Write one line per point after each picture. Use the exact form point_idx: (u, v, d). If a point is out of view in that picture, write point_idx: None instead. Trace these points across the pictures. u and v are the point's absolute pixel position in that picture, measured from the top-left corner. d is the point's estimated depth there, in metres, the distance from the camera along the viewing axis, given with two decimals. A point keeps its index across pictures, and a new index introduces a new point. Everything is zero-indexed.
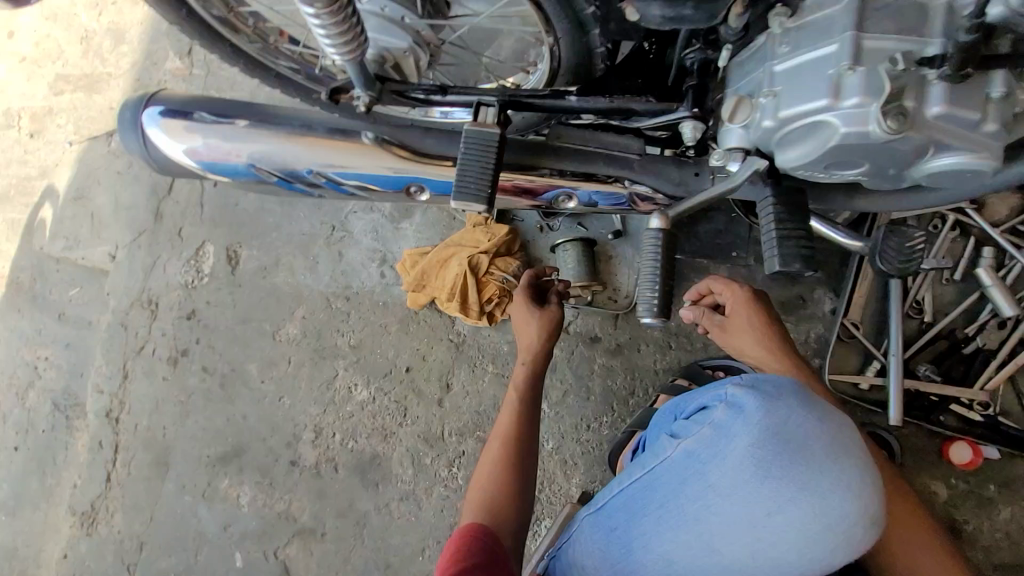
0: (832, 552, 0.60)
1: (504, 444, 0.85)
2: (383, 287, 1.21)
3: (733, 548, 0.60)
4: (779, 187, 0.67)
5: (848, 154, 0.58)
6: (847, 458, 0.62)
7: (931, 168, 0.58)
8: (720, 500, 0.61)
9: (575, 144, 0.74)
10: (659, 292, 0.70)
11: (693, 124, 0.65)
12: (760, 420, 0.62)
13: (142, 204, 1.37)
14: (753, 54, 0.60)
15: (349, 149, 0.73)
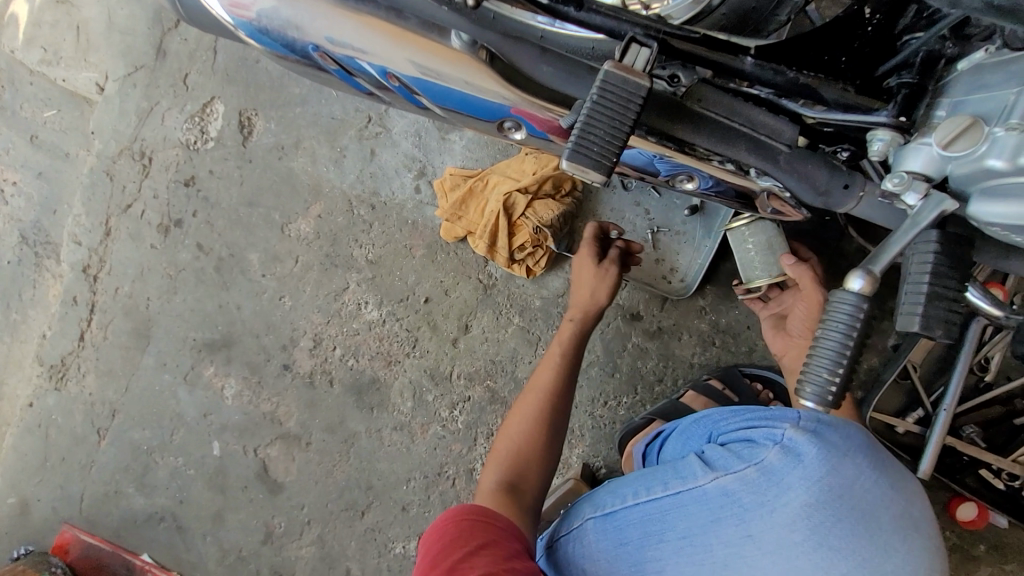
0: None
1: (530, 422, 0.78)
2: (415, 203, 1.07)
3: None
4: (945, 233, 0.56)
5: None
6: (902, 532, 0.54)
7: None
8: (763, 559, 0.53)
9: (717, 114, 0.57)
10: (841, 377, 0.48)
11: (890, 136, 0.52)
12: (822, 481, 0.53)
13: (141, 31, 1.13)
14: (1004, 64, 0.47)
15: (434, 54, 0.55)
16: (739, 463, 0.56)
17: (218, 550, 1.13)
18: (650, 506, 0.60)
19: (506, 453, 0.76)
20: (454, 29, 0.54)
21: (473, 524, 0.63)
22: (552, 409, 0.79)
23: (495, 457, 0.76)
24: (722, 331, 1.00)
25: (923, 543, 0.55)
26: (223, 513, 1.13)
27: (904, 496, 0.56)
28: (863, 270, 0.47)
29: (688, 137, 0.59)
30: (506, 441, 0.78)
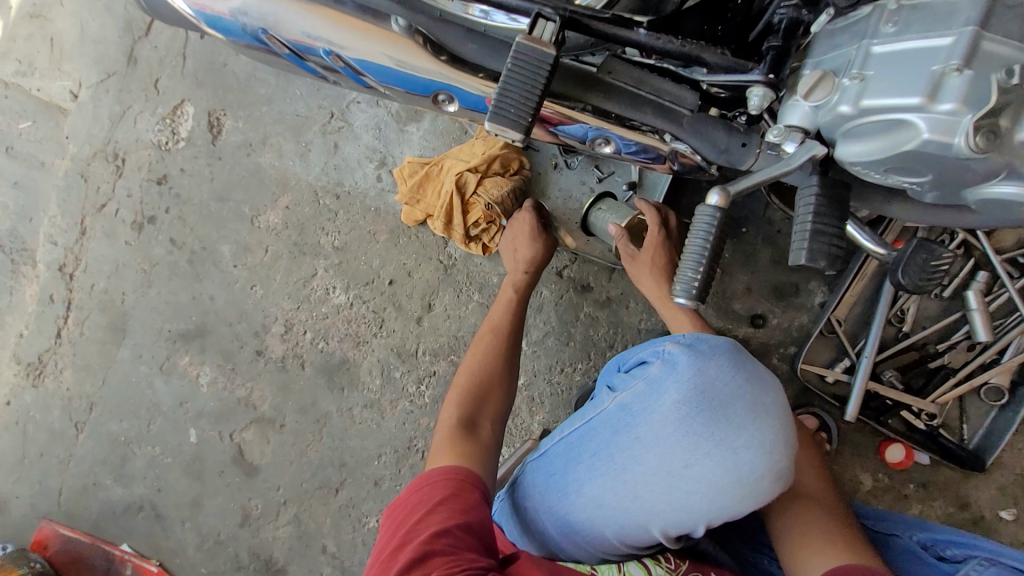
0: (742, 504, 0.59)
1: (481, 365, 0.86)
2: (377, 191, 1.14)
3: (653, 494, 0.61)
4: (825, 178, 0.65)
5: (914, 160, 0.55)
6: (762, 418, 0.60)
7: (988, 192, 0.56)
8: (646, 453, 0.62)
9: (626, 84, 0.66)
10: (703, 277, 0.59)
11: (763, 91, 0.59)
12: (688, 379, 0.62)
13: (113, 40, 1.20)
14: (851, 26, 0.56)
15: (373, 34, 0.63)
16: (631, 381, 0.66)
17: (196, 535, 1.16)
18: (568, 435, 0.70)
19: (462, 389, 0.83)
20: (392, 15, 0.62)
21: (425, 489, 0.65)
22: (495, 356, 0.87)
23: (453, 394, 0.82)
24: None
25: (783, 425, 0.61)
26: (201, 499, 1.17)
27: (767, 390, 0.62)
28: (712, 191, 0.58)
29: (604, 106, 0.68)
30: (461, 383, 0.84)
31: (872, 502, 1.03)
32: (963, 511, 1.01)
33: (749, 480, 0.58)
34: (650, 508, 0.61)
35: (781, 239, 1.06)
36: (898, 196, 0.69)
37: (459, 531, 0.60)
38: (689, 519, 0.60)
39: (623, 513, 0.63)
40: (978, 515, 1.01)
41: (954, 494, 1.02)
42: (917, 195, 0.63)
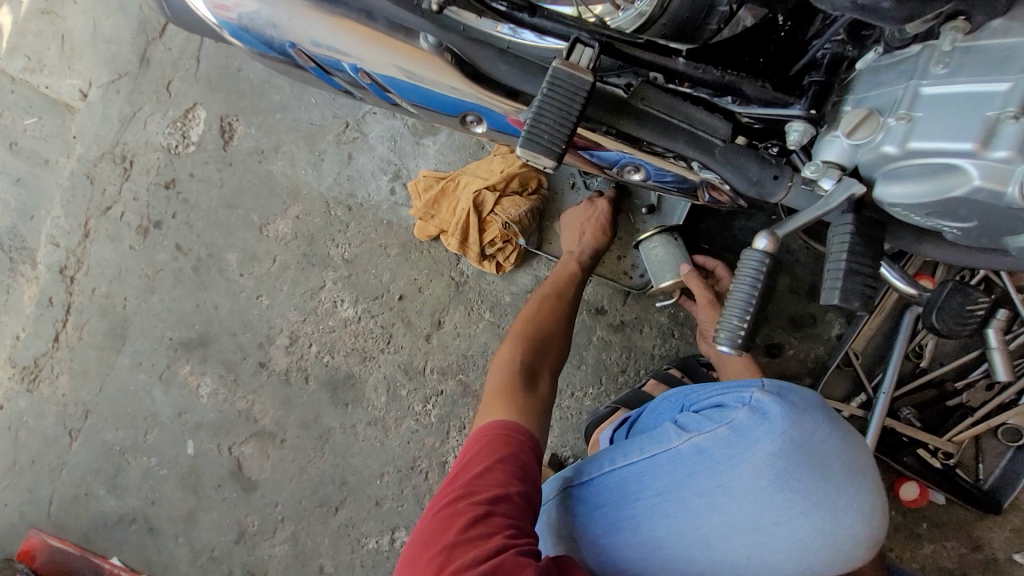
0: (826, 565, 0.59)
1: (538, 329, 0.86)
2: (390, 205, 1.11)
3: (731, 548, 0.59)
4: (860, 217, 0.62)
5: (963, 205, 0.53)
6: (856, 480, 0.59)
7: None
8: (729, 506, 0.59)
9: (658, 111, 0.64)
10: (749, 323, 0.56)
11: (803, 127, 0.59)
12: (785, 433, 0.58)
13: (126, 40, 1.18)
14: (897, 64, 0.55)
15: (402, 51, 0.61)
16: (710, 424, 0.63)
17: (190, 551, 1.13)
18: (630, 471, 0.66)
19: (522, 343, 0.84)
20: (422, 32, 0.60)
21: (484, 441, 0.65)
22: (550, 319, 0.88)
23: (512, 344, 0.84)
24: (681, 324, 1.06)
25: (876, 487, 0.60)
26: (196, 513, 1.14)
27: (860, 449, 0.61)
28: (759, 234, 0.57)
29: (635, 132, 0.66)
30: (518, 340, 0.85)
31: (885, 540, 1.01)
32: (976, 552, 1.00)
33: (837, 542, 0.58)
34: (728, 564, 0.59)
35: (799, 268, 1.04)
36: (931, 236, 0.67)
37: (517, 497, 0.60)
38: (765, 575, 0.59)
39: (693, 565, 0.61)
40: (991, 557, 1.00)
41: (967, 534, 1.00)
42: (950, 237, 0.62)
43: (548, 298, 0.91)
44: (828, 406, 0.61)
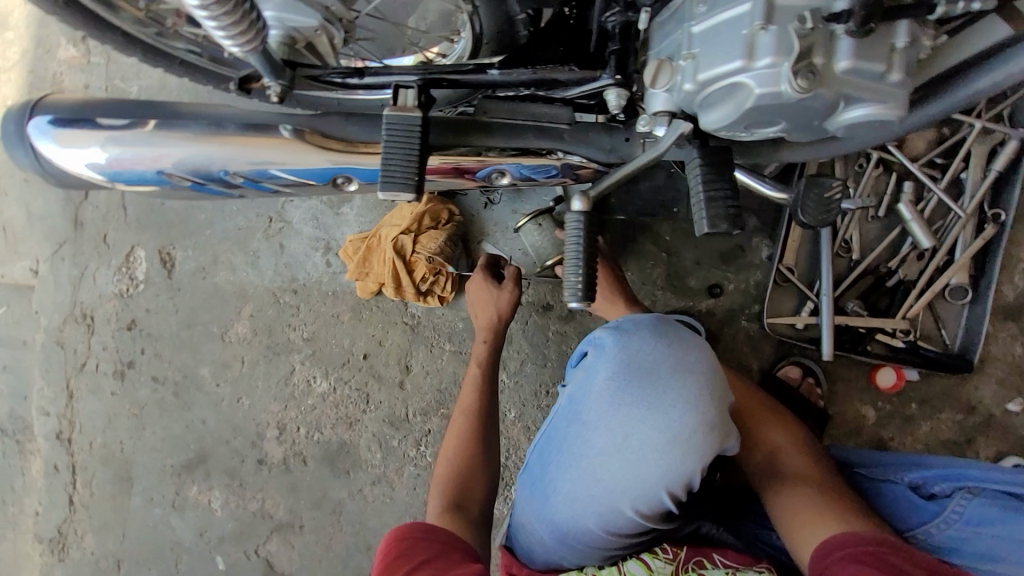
0: (686, 462, 0.64)
1: (460, 449, 0.89)
2: (330, 276, 1.18)
3: (605, 472, 0.66)
4: (705, 148, 0.69)
5: (765, 108, 0.56)
6: (687, 378, 0.66)
7: (843, 121, 0.58)
8: (597, 437, 0.67)
9: (502, 118, 0.72)
10: (584, 276, 0.76)
11: (617, 91, 0.65)
12: (616, 356, 0.69)
13: (57, 212, 1.26)
14: (674, 14, 0.61)
15: (265, 145, 0.69)
16: (574, 373, 0.74)
17: None
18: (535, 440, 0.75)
19: (448, 478, 0.85)
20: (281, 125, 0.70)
21: (407, 539, 0.70)
22: (471, 427, 0.91)
23: (438, 483, 0.85)
24: None
25: (706, 377, 0.67)
26: None
27: (689, 348, 0.69)
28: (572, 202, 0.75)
29: (487, 143, 0.72)
30: (444, 468, 0.87)
31: (881, 432, 1.03)
32: (971, 414, 1.01)
33: (684, 435, 0.64)
34: (615, 489, 0.65)
35: None
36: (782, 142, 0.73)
37: None
38: (642, 488, 0.65)
39: (587, 500, 0.67)
40: (986, 414, 1.01)
41: (957, 401, 1.02)
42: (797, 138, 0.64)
43: (470, 399, 0.94)
44: (653, 323, 0.70)
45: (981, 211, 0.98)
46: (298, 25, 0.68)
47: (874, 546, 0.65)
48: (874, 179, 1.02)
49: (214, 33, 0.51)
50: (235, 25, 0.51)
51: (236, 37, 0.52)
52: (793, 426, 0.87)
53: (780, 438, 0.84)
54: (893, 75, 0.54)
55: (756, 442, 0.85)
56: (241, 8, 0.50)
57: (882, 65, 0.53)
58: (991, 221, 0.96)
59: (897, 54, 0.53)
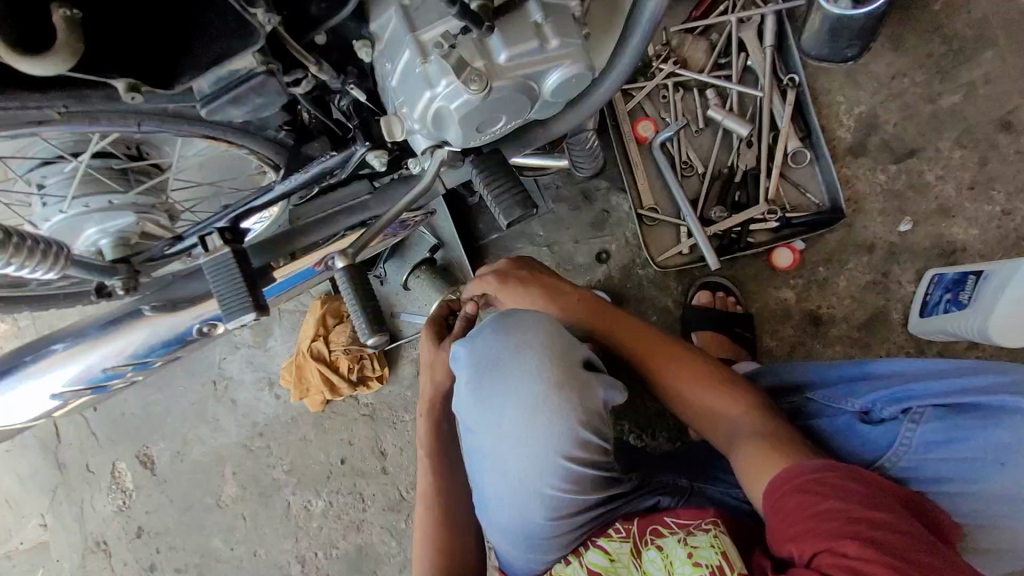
0: (558, 421, 0.71)
1: (435, 514, 0.83)
2: (283, 406, 1.26)
3: (506, 463, 0.72)
4: (478, 156, 0.76)
5: (479, 113, 0.64)
6: (527, 352, 0.73)
7: (547, 89, 0.66)
8: (490, 449, 0.74)
9: (314, 216, 0.82)
10: (365, 317, 0.75)
11: (375, 154, 0.73)
12: (467, 362, 0.75)
13: (41, 464, 1.35)
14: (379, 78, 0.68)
15: (125, 331, 0.78)
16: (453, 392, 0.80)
17: None
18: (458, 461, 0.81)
19: (433, 541, 0.81)
20: (135, 308, 0.77)
21: None
22: (442, 494, 0.84)
23: (421, 544, 0.82)
24: None
25: (543, 342, 0.73)
26: None
27: (524, 326, 0.75)
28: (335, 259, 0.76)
29: (309, 240, 0.81)
30: (423, 537, 0.82)
31: (807, 306, 1.05)
32: (874, 252, 1.03)
33: (545, 400, 0.71)
34: (518, 474, 0.72)
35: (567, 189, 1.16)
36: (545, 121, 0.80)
37: None
38: (537, 461, 0.71)
39: (507, 493, 0.73)
40: (887, 245, 1.03)
41: (855, 246, 1.04)
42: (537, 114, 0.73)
43: (429, 465, 0.85)
44: (487, 319, 0.76)
45: (779, 81, 1.05)
46: (122, 227, 0.79)
47: (825, 471, 0.61)
48: (681, 101, 1.09)
49: (30, 274, 0.63)
50: (43, 260, 0.62)
51: (51, 268, 0.64)
52: (732, 382, 0.78)
53: (713, 390, 0.77)
54: (550, 42, 0.63)
55: (695, 402, 0.78)
56: (40, 248, 0.62)
57: (532, 41, 0.62)
58: (789, 86, 1.03)
59: (542, 27, 0.62)
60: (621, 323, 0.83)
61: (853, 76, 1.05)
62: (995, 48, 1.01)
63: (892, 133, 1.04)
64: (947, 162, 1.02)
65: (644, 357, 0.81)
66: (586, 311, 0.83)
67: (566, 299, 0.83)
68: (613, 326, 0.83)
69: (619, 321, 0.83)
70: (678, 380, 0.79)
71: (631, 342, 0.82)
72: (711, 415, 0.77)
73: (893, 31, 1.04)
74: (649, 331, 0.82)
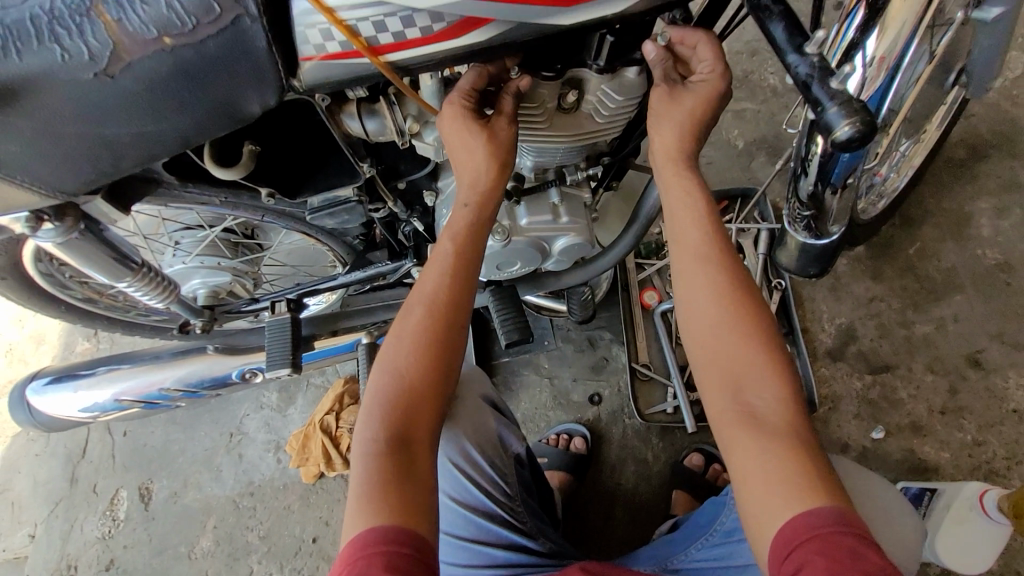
0: (482, 437, 0.92)
1: (414, 354, 0.68)
2: (280, 471, 1.36)
3: (445, 473, 0.90)
4: (497, 286, 0.96)
5: (499, 255, 0.86)
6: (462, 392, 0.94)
7: (555, 250, 0.88)
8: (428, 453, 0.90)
9: (361, 304, 1.04)
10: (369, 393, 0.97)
11: (419, 269, 0.97)
12: None
13: (57, 474, 1.47)
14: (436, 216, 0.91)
15: (192, 361, 0.97)
16: None
17: None
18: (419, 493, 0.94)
19: (385, 391, 0.67)
20: (207, 344, 0.98)
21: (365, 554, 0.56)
22: (430, 346, 0.68)
23: (372, 395, 0.68)
24: (523, 422, 1.26)
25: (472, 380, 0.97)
26: None
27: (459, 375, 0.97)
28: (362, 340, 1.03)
29: (350, 322, 1.02)
30: (380, 380, 0.68)
31: None
32: (847, 452, 1.09)
33: (476, 421, 0.92)
34: (454, 481, 0.91)
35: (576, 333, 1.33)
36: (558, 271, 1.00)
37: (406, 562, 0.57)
38: (466, 467, 0.90)
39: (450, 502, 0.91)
40: (859, 449, 1.09)
41: (828, 442, 1.10)
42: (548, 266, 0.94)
43: (431, 323, 0.68)
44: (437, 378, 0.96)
45: (768, 279, 1.22)
46: (218, 283, 1.05)
47: (834, 527, 0.50)
48: None
49: (146, 299, 0.84)
50: (159, 291, 0.84)
51: (161, 298, 0.85)
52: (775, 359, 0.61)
53: (754, 336, 0.61)
54: (562, 218, 0.86)
55: (729, 363, 0.61)
56: (161, 281, 0.84)
57: (546, 215, 0.85)
58: (775, 288, 1.19)
59: (558, 207, 0.86)
60: (688, 219, 0.66)
61: (835, 291, 1.21)
62: (963, 293, 1.17)
63: (868, 347, 1.16)
64: (919, 383, 1.11)
65: (690, 268, 0.65)
66: (689, 211, 0.66)
67: (659, 149, 0.69)
68: (683, 233, 0.66)
69: (688, 212, 0.66)
70: (720, 318, 0.62)
71: (690, 243, 0.65)
72: (741, 375, 0.60)
73: (873, 262, 1.22)
74: (721, 252, 0.64)
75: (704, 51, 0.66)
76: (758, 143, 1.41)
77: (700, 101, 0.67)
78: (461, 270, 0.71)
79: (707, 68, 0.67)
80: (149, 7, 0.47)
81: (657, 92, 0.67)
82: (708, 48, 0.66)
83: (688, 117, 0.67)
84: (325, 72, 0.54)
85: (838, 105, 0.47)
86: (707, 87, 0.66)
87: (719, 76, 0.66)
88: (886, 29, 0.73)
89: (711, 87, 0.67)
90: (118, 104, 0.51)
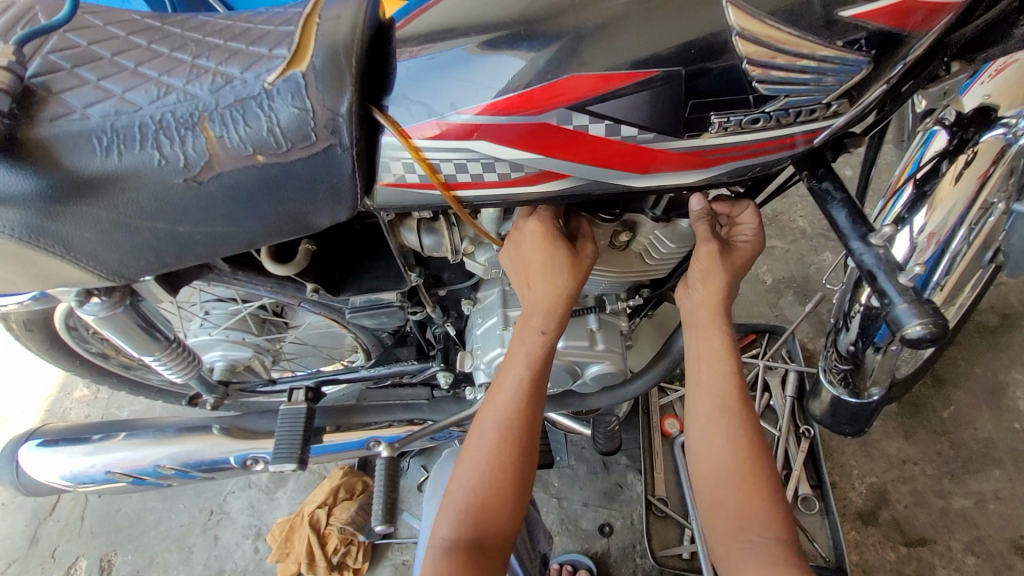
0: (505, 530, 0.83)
1: (488, 465, 0.66)
2: (256, 563, 1.25)
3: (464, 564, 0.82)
4: None
5: None
6: None
7: (587, 375, 0.86)
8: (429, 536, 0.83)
9: (377, 400, 0.98)
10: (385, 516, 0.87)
11: (444, 372, 0.94)
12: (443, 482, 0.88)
13: (19, 530, 1.34)
14: (481, 307, 0.87)
15: (194, 439, 0.93)
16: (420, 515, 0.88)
17: None
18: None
19: (457, 503, 0.65)
20: (213, 424, 0.94)
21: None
22: (507, 459, 0.66)
23: (449, 501, 0.66)
24: None
25: None
26: None
27: None
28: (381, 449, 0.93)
29: (364, 417, 0.96)
30: (454, 491, 0.66)
31: None
32: None
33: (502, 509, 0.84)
34: None
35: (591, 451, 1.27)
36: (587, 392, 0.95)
37: None
38: None
39: None
40: None
41: None
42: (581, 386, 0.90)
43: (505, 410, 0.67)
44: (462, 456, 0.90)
45: (796, 425, 1.17)
46: (239, 357, 0.98)
47: None
48: None
49: (164, 372, 0.80)
50: (181, 365, 0.81)
51: (180, 371, 0.81)
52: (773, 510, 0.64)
53: (752, 487, 0.65)
54: (598, 345, 0.84)
55: (733, 507, 0.64)
56: (183, 355, 0.81)
57: (583, 340, 0.84)
58: (804, 435, 1.15)
59: (595, 333, 0.85)
60: (707, 368, 0.70)
61: (866, 447, 1.17)
62: (1002, 468, 1.12)
63: (902, 513, 1.10)
64: (959, 564, 1.04)
65: (711, 411, 0.69)
66: (717, 355, 0.70)
67: (700, 301, 0.71)
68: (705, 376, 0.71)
69: (708, 360, 0.71)
70: (723, 463, 0.66)
71: (708, 392, 0.70)
72: (744, 519, 0.64)
73: (905, 422, 1.19)
74: (735, 401, 0.69)
75: (744, 215, 0.70)
76: (786, 282, 1.43)
77: (741, 261, 0.70)
78: (536, 377, 0.69)
79: (749, 232, 0.71)
80: (251, 128, 0.50)
81: (711, 254, 0.68)
82: (748, 213, 0.70)
83: (732, 277, 0.70)
84: (398, 198, 0.56)
85: (908, 303, 0.48)
86: (748, 248, 0.71)
87: (755, 241, 0.71)
88: (934, 207, 0.73)
89: (751, 247, 0.71)
90: (195, 206, 0.53)
